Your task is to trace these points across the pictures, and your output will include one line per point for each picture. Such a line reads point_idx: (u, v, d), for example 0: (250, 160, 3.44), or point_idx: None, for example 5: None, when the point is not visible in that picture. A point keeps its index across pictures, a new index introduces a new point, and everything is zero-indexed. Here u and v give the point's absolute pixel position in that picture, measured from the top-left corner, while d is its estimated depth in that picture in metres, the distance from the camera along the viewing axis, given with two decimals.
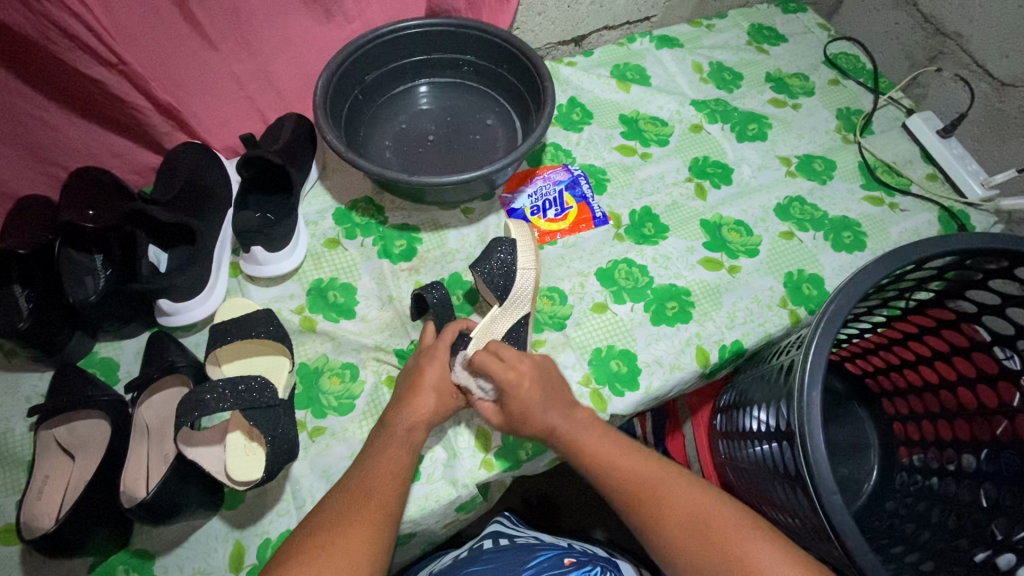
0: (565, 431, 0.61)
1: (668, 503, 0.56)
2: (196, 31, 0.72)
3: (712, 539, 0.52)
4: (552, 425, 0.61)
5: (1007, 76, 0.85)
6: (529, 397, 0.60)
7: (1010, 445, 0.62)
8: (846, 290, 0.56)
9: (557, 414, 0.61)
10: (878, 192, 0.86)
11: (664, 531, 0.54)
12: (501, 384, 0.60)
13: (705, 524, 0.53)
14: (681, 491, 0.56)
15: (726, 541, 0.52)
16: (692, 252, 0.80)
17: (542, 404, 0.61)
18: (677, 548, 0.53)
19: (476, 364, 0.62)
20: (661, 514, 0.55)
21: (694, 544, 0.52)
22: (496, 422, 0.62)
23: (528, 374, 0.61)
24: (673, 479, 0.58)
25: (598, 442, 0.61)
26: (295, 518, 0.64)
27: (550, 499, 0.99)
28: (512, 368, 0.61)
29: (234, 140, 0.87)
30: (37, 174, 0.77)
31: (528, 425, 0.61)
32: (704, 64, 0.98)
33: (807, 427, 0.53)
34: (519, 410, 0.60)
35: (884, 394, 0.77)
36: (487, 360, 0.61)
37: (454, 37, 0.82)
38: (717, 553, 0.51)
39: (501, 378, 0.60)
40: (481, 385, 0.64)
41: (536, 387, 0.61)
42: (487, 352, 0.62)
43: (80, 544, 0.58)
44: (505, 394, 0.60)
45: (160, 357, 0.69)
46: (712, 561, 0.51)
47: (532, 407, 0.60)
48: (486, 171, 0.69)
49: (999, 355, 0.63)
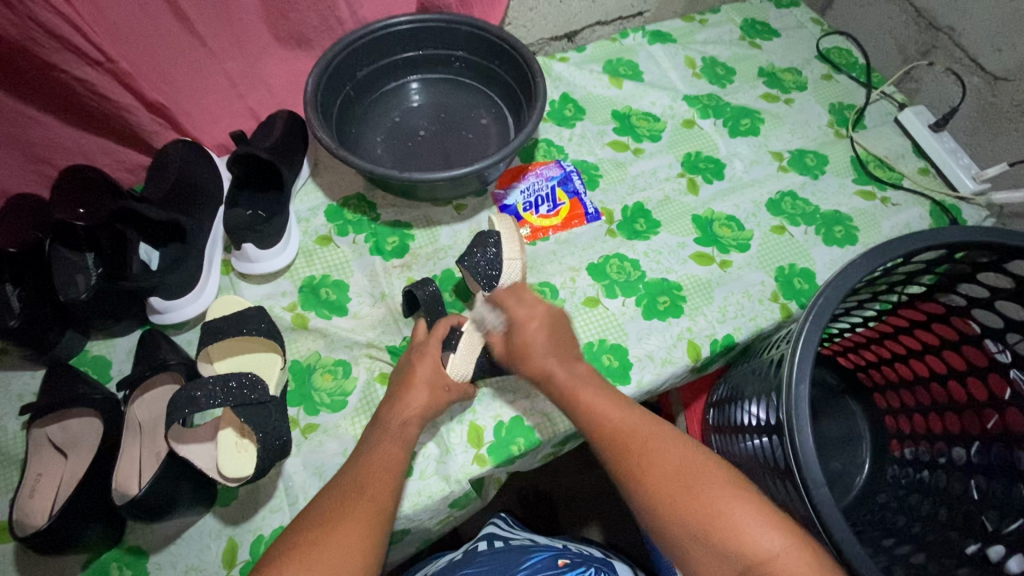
0: (562, 378, 0.61)
1: (657, 462, 0.55)
2: (186, 29, 0.72)
3: (698, 501, 0.51)
4: (551, 369, 0.62)
5: (999, 70, 0.85)
6: (535, 335, 0.63)
7: (1000, 437, 0.63)
8: (834, 284, 0.56)
9: (556, 361, 0.62)
10: (869, 186, 0.86)
11: (649, 489, 0.53)
12: (513, 317, 0.64)
13: (691, 486, 0.52)
14: (671, 451, 0.55)
15: (712, 504, 0.51)
16: (684, 248, 0.80)
17: (546, 347, 0.63)
18: (661, 506, 0.52)
19: (496, 298, 0.67)
20: (648, 472, 0.54)
21: (678, 505, 0.52)
22: (499, 351, 0.66)
23: (540, 316, 0.64)
24: (664, 438, 0.57)
25: (590, 400, 0.60)
26: (288, 514, 0.64)
27: (544, 494, 0.99)
28: (526, 305, 0.65)
29: (225, 137, 0.87)
30: (28, 172, 0.77)
31: (529, 363, 0.63)
32: (697, 59, 0.98)
33: (795, 420, 0.53)
34: (523, 347, 0.63)
35: (876, 388, 0.77)
36: (512, 294, 0.67)
37: (445, 33, 0.82)
38: (701, 517, 0.51)
39: (514, 312, 0.64)
40: (496, 318, 0.67)
41: (544, 329, 0.64)
42: (508, 291, 0.67)
43: (72, 542, 0.58)
44: (514, 326, 0.64)
45: (151, 356, 0.69)
46: (695, 523, 0.51)
47: (535, 347, 0.63)
48: (477, 167, 0.69)
49: (991, 348, 0.64)
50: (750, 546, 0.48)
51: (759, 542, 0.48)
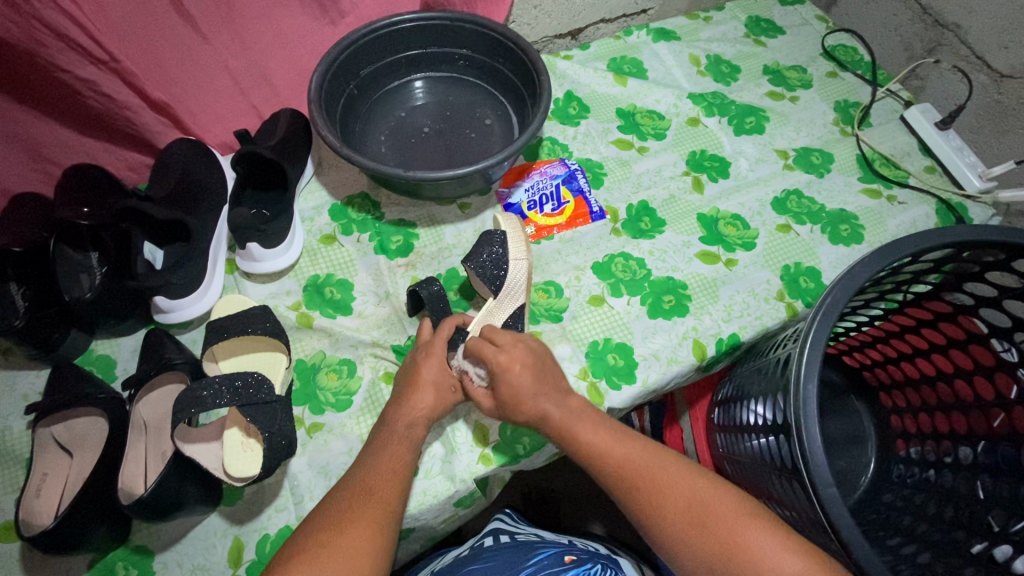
0: (557, 417, 0.60)
1: (667, 497, 0.55)
2: (189, 27, 0.71)
3: (714, 531, 0.52)
4: (544, 411, 0.60)
5: (1006, 68, 0.85)
6: (520, 379, 0.60)
7: (1007, 437, 0.63)
8: (842, 284, 0.56)
9: (548, 401, 0.60)
10: (875, 184, 0.86)
11: (665, 526, 0.54)
12: (492, 366, 0.61)
13: (705, 517, 0.53)
14: (680, 482, 0.56)
15: (726, 533, 0.52)
16: (689, 246, 0.80)
17: (533, 389, 0.60)
18: (680, 542, 0.53)
19: (472, 349, 0.63)
20: (661, 508, 0.54)
21: (695, 539, 0.52)
22: (488, 408, 0.62)
23: (519, 358, 0.61)
24: (671, 469, 0.57)
25: (592, 438, 0.59)
26: (294, 514, 0.64)
27: (548, 493, 0.99)
28: (504, 351, 0.61)
29: (229, 136, 0.87)
30: (32, 172, 0.77)
31: (520, 410, 0.60)
32: (701, 57, 0.97)
33: (803, 419, 0.53)
34: (511, 395, 0.60)
35: (882, 387, 0.77)
36: (485, 341, 0.63)
37: (449, 31, 0.81)
38: (720, 547, 0.51)
39: (492, 360, 0.61)
40: (479, 370, 0.64)
41: (528, 370, 0.61)
42: (480, 340, 0.63)
43: (78, 542, 0.58)
44: (496, 377, 0.61)
45: (156, 355, 0.69)
46: (716, 556, 0.51)
47: (523, 392, 0.60)
48: (483, 166, 0.69)
49: (997, 347, 0.63)
50: (770, 574, 0.49)
51: (779, 566, 0.49)
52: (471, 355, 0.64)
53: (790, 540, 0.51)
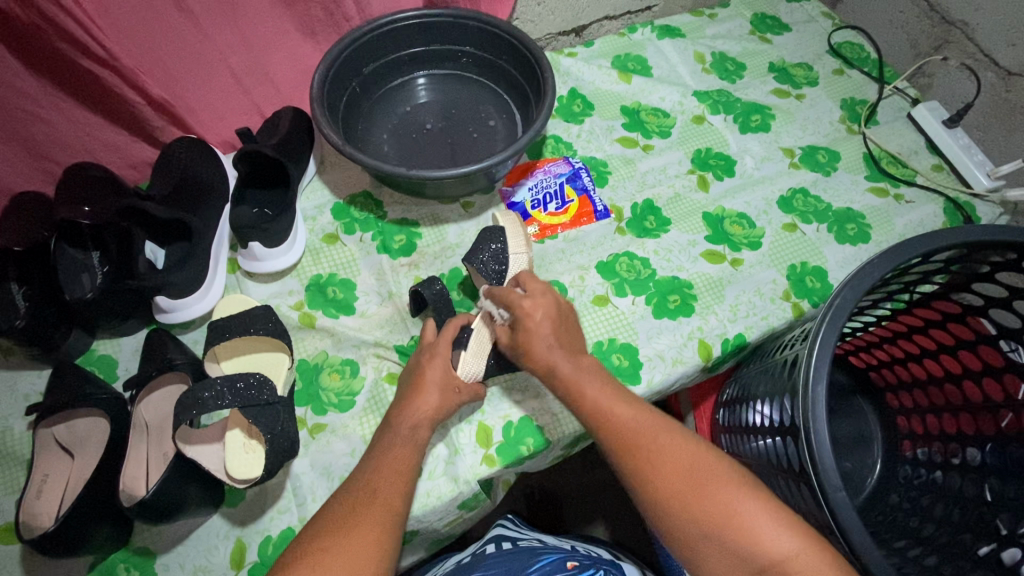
0: (566, 371, 0.60)
1: (664, 461, 0.54)
2: (190, 23, 0.71)
3: (707, 500, 0.51)
4: (554, 362, 0.60)
5: (1014, 65, 0.84)
6: (539, 329, 0.61)
7: (1016, 439, 0.62)
8: (851, 284, 0.55)
9: (561, 353, 0.61)
10: (882, 183, 0.85)
11: (658, 489, 0.53)
12: (517, 313, 0.62)
13: (701, 484, 0.52)
14: (680, 449, 0.55)
15: (721, 502, 0.51)
16: (694, 245, 0.79)
17: (551, 339, 0.61)
18: (669, 505, 0.52)
19: (499, 297, 0.64)
20: (656, 472, 0.53)
21: (687, 504, 0.51)
22: (504, 344, 0.64)
23: (542, 306, 0.62)
24: (671, 435, 0.56)
25: (595, 397, 0.58)
26: (297, 516, 0.64)
27: (552, 494, 0.99)
28: (529, 298, 0.63)
29: (231, 134, 0.86)
30: (32, 170, 0.76)
31: (533, 357, 0.61)
32: (706, 54, 0.96)
33: (812, 422, 0.52)
34: (528, 338, 0.61)
35: (888, 388, 0.76)
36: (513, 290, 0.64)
37: (452, 28, 0.81)
38: (711, 516, 0.50)
39: (516, 305, 0.62)
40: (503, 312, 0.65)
41: (548, 321, 0.62)
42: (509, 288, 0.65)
43: (79, 544, 0.57)
44: (517, 321, 0.62)
45: (157, 355, 0.68)
46: (705, 524, 0.50)
47: (539, 340, 0.61)
48: (486, 164, 0.68)
49: (1005, 348, 0.63)
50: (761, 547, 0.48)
51: (770, 541, 0.48)
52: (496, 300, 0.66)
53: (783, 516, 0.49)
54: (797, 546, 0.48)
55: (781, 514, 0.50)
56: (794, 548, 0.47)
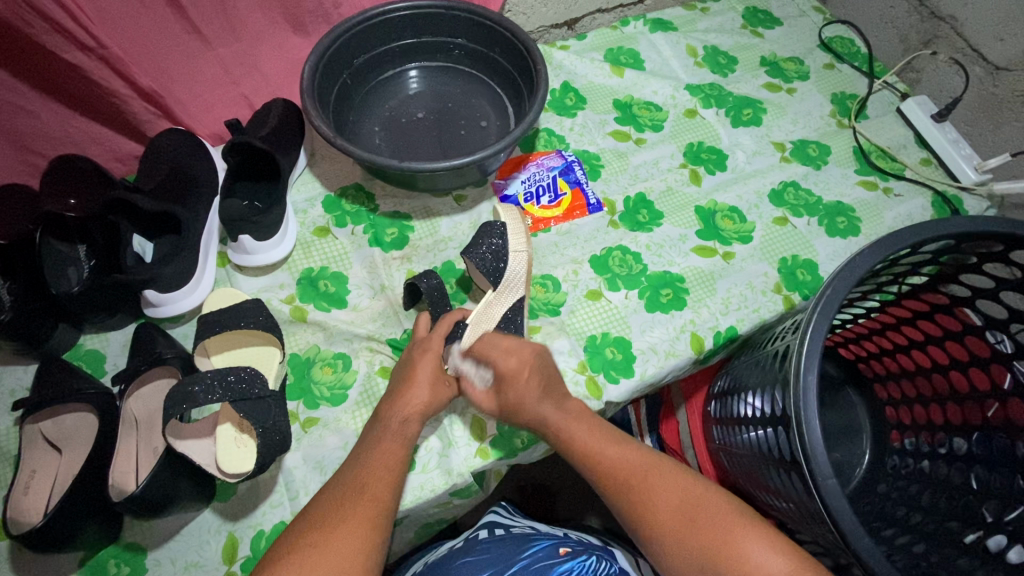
0: (554, 419, 0.60)
1: (658, 500, 0.55)
2: (177, 13, 0.70)
3: (704, 534, 0.52)
4: (544, 415, 0.61)
5: (1002, 60, 0.85)
6: (527, 386, 0.61)
7: (1002, 428, 0.63)
8: (842, 276, 0.55)
9: (550, 404, 0.61)
10: (872, 177, 0.86)
11: (654, 527, 0.54)
12: (500, 368, 0.62)
13: (695, 518, 0.54)
14: (672, 486, 0.56)
15: (716, 533, 0.52)
16: (686, 240, 0.79)
17: (539, 395, 0.61)
18: (667, 541, 0.53)
19: (477, 352, 0.64)
20: (651, 510, 0.55)
21: (683, 538, 0.53)
22: (488, 409, 0.63)
23: (529, 362, 0.62)
24: (664, 472, 0.58)
25: (583, 441, 0.60)
26: (289, 510, 0.63)
27: (545, 487, 0.99)
28: (513, 355, 0.63)
29: (220, 126, 0.85)
30: (16, 163, 0.75)
31: (525, 414, 0.61)
32: (699, 48, 0.96)
33: (802, 412, 0.53)
34: (516, 397, 0.61)
35: (877, 379, 0.77)
36: (488, 343, 0.64)
37: (443, 20, 0.80)
38: (708, 548, 0.52)
39: (500, 363, 0.62)
40: (481, 372, 0.64)
41: (535, 378, 0.62)
42: (485, 342, 0.64)
43: (68, 540, 0.57)
44: (503, 381, 0.62)
45: (147, 350, 0.67)
46: (703, 558, 0.52)
47: (527, 399, 0.61)
48: (479, 157, 0.67)
49: (991, 339, 0.64)
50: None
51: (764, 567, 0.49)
52: (472, 356, 0.65)
53: (778, 542, 0.51)
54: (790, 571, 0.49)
55: (776, 540, 0.51)
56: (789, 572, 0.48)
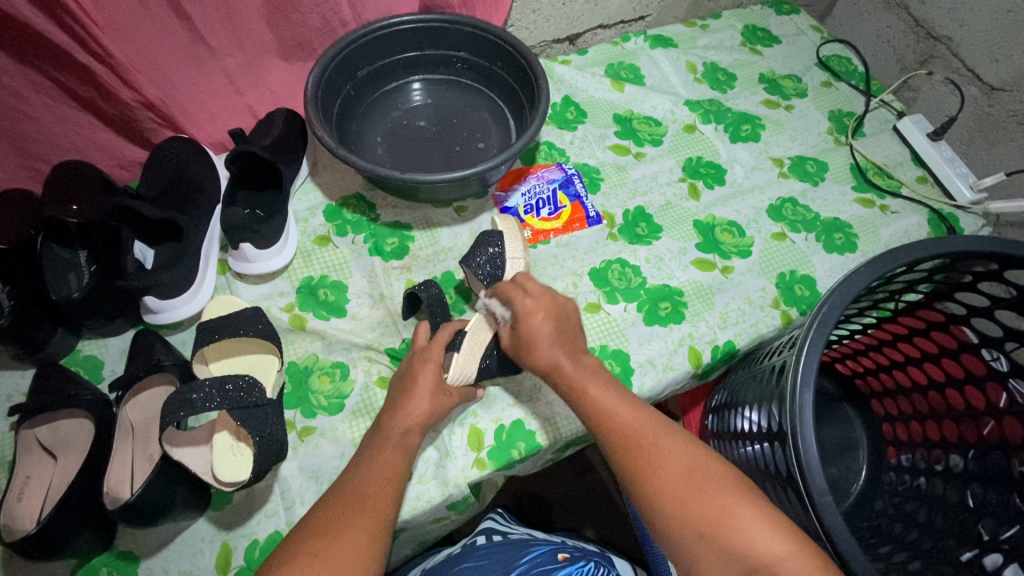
0: (569, 370, 0.60)
1: (664, 464, 0.53)
2: (185, 24, 0.70)
3: (703, 503, 0.50)
4: (556, 359, 0.60)
5: (997, 81, 0.86)
6: (540, 327, 0.61)
7: (997, 445, 0.63)
8: (838, 291, 0.56)
9: (562, 351, 0.61)
10: (869, 194, 0.87)
11: (655, 489, 0.52)
12: (517, 310, 0.62)
13: (698, 487, 0.51)
14: (681, 450, 0.55)
15: (719, 508, 0.50)
16: (685, 253, 0.80)
17: (551, 338, 0.61)
18: (664, 504, 0.51)
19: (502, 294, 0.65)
20: (656, 471, 0.53)
21: (683, 505, 0.51)
22: (505, 343, 0.64)
23: (545, 306, 0.62)
24: (673, 440, 0.55)
25: (601, 398, 0.58)
26: (285, 520, 0.63)
27: (541, 499, 0.99)
28: (531, 297, 0.63)
29: (223, 135, 0.86)
30: (20, 167, 0.76)
31: (533, 356, 0.61)
32: (698, 64, 0.98)
33: (799, 428, 0.53)
34: (527, 337, 0.61)
35: (873, 395, 0.77)
36: (517, 286, 0.65)
37: (447, 33, 0.81)
38: (707, 520, 0.49)
39: (519, 302, 0.63)
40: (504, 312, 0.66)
41: (550, 320, 0.62)
42: (513, 284, 0.65)
43: (60, 548, 0.56)
44: (518, 316, 0.62)
45: (145, 356, 0.67)
46: (700, 526, 0.49)
47: (540, 340, 0.61)
48: (480, 169, 0.68)
49: (987, 357, 0.64)
50: (756, 554, 0.47)
51: (763, 547, 0.47)
52: (499, 296, 0.66)
53: (778, 520, 0.49)
54: (789, 551, 0.47)
55: (775, 519, 0.49)
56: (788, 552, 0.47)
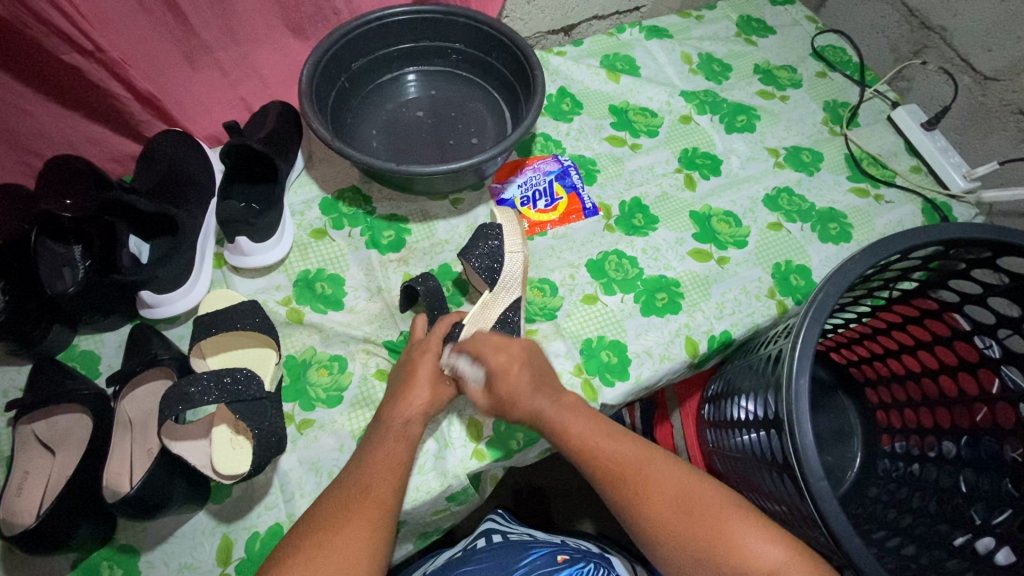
0: (551, 414, 0.59)
1: (651, 491, 0.54)
2: (178, 16, 0.70)
3: (698, 527, 0.52)
4: (540, 408, 0.59)
5: (990, 70, 0.86)
6: (519, 378, 0.60)
7: (989, 431, 0.64)
8: (833, 280, 0.56)
9: (544, 398, 0.60)
10: (863, 184, 0.87)
11: (648, 517, 0.53)
12: (490, 365, 0.60)
13: (690, 510, 0.53)
14: (668, 475, 0.56)
15: (714, 530, 0.52)
16: (682, 244, 0.80)
17: (531, 389, 0.60)
18: (659, 534, 0.53)
19: (470, 348, 0.61)
20: (646, 500, 0.54)
21: (680, 530, 0.52)
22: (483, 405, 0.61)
23: (518, 357, 0.61)
24: (658, 466, 0.56)
25: (580, 434, 0.58)
26: (285, 512, 0.63)
27: (539, 490, 0.99)
28: (502, 351, 0.61)
29: (217, 128, 0.85)
30: (12, 162, 0.75)
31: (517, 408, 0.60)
32: (693, 55, 0.98)
33: (794, 415, 0.54)
34: (507, 393, 0.59)
35: (868, 383, 0.78)
36: (480, 341, 0.62)
37: (442, 25, 0.81)
38: (705, 541, 0.51)
39: (491, 359, 0.60)
40: (474, 371, 0.61)
41: (525, 371, 0.61)
42: (477, 339, 0.62)
43: (61, 542, 0.56)
44: (494, 375, 0.60)
45: (143, 350, 0.67)
46: (698, 549, 0.51)
47: (520, 392, 0.59)
48: (476, 161, 0.68)
49: (980, 344, 0.65)
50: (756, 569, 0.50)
51: (762, 559, 0.50)
52: (465, 353, 0.62)
53: (776, 534, 0.51)
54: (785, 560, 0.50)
55: (769, 530, 0.52)
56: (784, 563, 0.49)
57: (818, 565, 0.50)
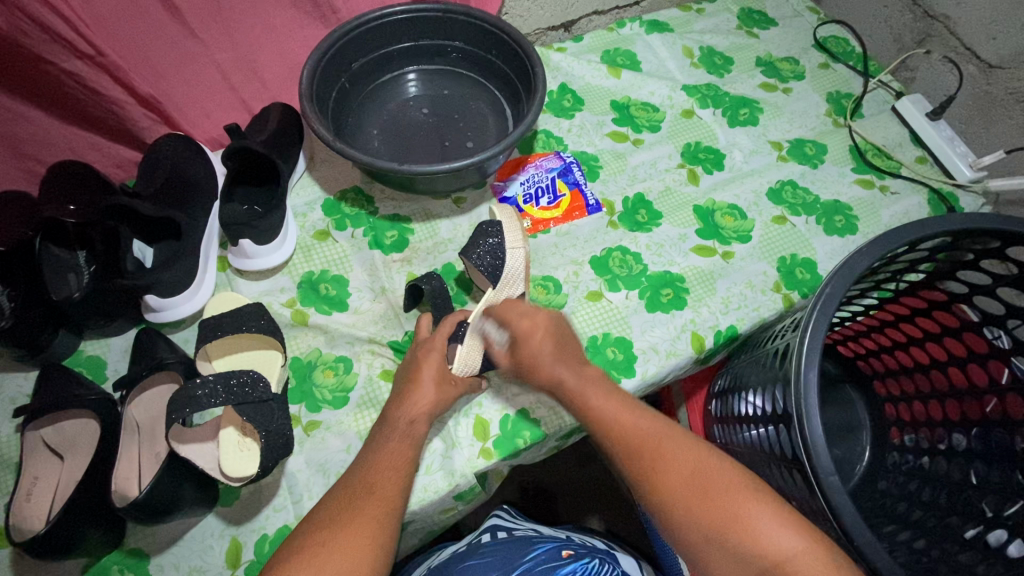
0: (572, 384, 0.59)
1: (667, 466, 0.53)
2: (177, 19, 0.70)
3: (708, 506, 0.50)
4: (559, 377, 0.60)
5: (995, 58, 0.86)
6: (540, 346, 0.61)
7: (999, 422, 0.64)
8: (841, 273, 0.56)
9: (565, 367, 0.60)
10: (868, 175, 0.86)
11: (663, 495, 0.52)
12: (515, 330, 0.62)
13: (704, 489, 0.51)
14: (683, 453, 0.54)
15: (726, 508, 0.50)
16: (686, 239, 0.80)
17: (552, 356, 0.61)
18: (674, 510, 0.51)
19: (499, 314, 0.65)
20: (659, 477, 0.52)
21: (691, 509, 0.51)
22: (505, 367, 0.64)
23: (542, 325, 0.62)
24: (677, 444, 0.55)
25: (598, 403, 0.58)
26: (293, 513, 0.63)
27: (547, 488, 0.99)
28: (526, 319, 0.63)
29: (219, 131, 0.85)
30: (16, 169, 0.75)
31: (538, 374, 0.61)
32: (695, 49, 0.97)
33: (804, 409, 0.53)
34: (529, 361, 0.61)
35: (875, 376, 0.77)
36: (510, 308, 0.64)
37: (442, 24, 0.80)
38: (718, 521, 0.49)
39: (516, 325, 0.63)
40: (501, 335, 0.65)
41: (549, 338, 0.62)
42: (507, 305, 0.65)
43: (71, 546, 0.56)
44: (517, 340, 0.62)
45: (148, 354, 0.68)
46: (712, 530, 0.49)
47: (541, 358, 0.61)
48: (477, 159, 0.68)
49: (989, 335, 0.64)
50: (768, 552, 0.47)
51: (776, 546, 0.47)
52: (494, 319, 0.66)
53: (791, 517, 0.48)
54: (801, 548, 0.47)
55: (787, 516, 0.49)
56: (800, 549, 0.47)
57: (833, 553, 0.47)
